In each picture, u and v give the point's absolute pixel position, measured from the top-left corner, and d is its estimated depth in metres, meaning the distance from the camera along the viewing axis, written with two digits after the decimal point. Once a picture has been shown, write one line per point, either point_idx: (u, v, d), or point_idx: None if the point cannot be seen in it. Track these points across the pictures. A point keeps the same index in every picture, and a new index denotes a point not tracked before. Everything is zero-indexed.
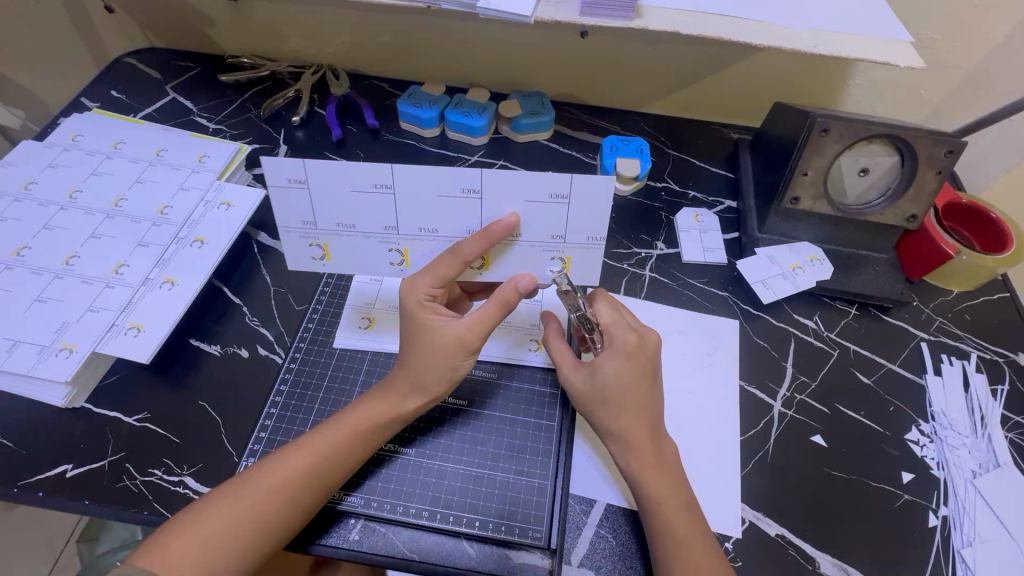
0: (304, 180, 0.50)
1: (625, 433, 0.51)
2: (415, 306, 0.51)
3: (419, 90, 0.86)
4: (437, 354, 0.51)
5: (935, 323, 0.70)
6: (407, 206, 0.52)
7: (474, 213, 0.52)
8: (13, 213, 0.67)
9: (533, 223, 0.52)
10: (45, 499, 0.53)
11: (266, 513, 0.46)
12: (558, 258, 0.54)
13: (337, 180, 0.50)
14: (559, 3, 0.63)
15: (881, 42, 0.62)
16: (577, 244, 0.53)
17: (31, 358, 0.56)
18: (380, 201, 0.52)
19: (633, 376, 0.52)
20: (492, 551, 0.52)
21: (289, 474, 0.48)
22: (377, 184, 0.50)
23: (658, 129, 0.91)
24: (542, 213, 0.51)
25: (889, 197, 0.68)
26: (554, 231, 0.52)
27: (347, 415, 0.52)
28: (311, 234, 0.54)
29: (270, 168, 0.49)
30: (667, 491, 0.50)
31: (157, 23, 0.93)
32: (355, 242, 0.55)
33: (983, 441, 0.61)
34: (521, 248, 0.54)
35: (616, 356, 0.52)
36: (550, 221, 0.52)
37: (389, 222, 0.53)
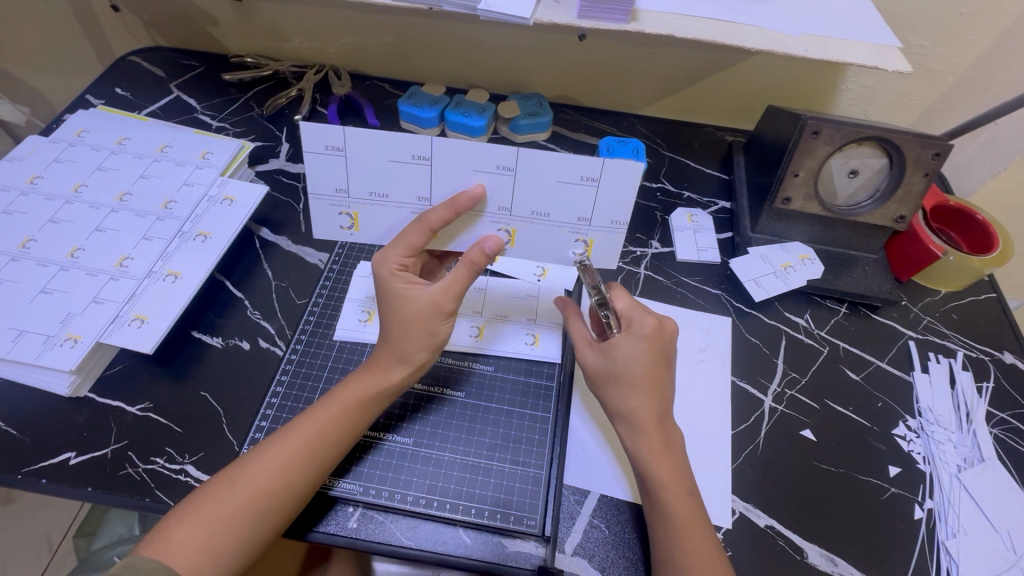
0: (341, 148, 0.52)
1: (634, 415, 0.53)
2: (388, 275, 0.53)
3: (420, 91, 0.87)
4: (413, 320, 0.53)
5: (923, 322, 0.72)
6: (440, 181, 0.54)
7: (506, 192, 0.54)
8: (19, 207, 0.68)
9: (563, 204, 0.54)
10: (48, 486, 0.54)
11: (265, 498, 0.47)
12: (580, 240, 0.57)
13: (374, 151, 0.52)
14: (557, 6, 0.65)
15: (870, 47, 0.64)
16: (603, 227, 0.56)
17: (36, 348, 0.57)
18: (412, 172, 0.53)
19: (648, 358, 0.53)
20: (488, 539, 0.53)
21: (287, 459, 0.49)
22: (414, 155, 0.52)
23: (654, 131, 0.92)
24: (572, 194, 0.54)
25: (878, 199, 0.69)
26: (582, 214, 0.55)
27: (342, 400, 0.53)
28: (344, 202, 0.56)
29: (310, 132, 0.51)
30: (673, 475, 0.51)
31: (161, 22, 0.94)
32: (384, 211, 0.56)
33: (968, 436, 0.63)
34: (488, 221, 0.56)
35: (634, 337, 0.54)
36: (579, 203, 0.54)
37: (422, 194, 0.55)
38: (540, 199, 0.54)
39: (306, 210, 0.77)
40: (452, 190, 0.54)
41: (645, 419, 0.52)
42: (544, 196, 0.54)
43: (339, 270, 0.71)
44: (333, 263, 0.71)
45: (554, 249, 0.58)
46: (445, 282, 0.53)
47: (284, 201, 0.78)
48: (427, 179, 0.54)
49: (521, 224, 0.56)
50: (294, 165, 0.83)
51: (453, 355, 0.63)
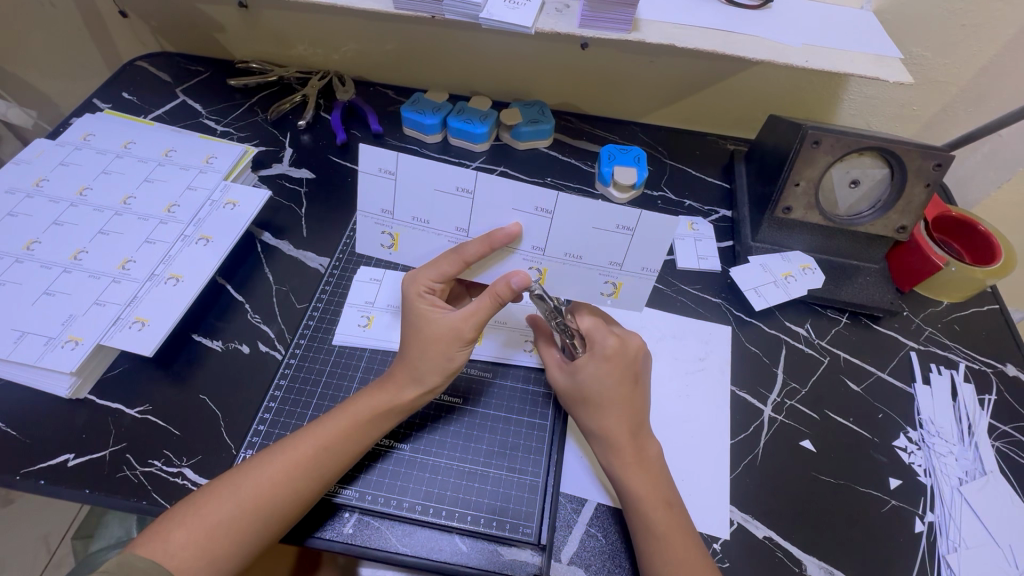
0: (393, 172, 0.52)
1: (605, 433, 0.54)
2: (415, 297, 0.55)
3: (423, 98, 0.88)
4: (432, 345, 0.53)
5: (925, 333, 0.71)
6: (481, 214, 0.53)
7: (541, 233, 0.53)
8: (24, 209, 0.68)
9: (596, 248, 0.54)
10: (46, 487, 0.54)
11: (264, 503, 0.47)
12: (609, 283, 0.56)
13: (423, 178, 0.52)
14: (558, 16, 0.65)
15: (871, 58, 0.64)
16: (632, 274, 0.55)
17: (37, 349, 0.57)
18: (457, 203, 0.53)
19: (613, 378, 0.54)
20: (483, 546, 0.53)
21: (286, 463, 0.49)
22: (459, 187, 0.52)
23: (656, 139, 0.92)
24: (606, 240, 0.53)
25: (879, 209, 0.69)
26: (613, 258, 0.54)
27: (345, 408, 0.53)
28: (386, 223, 0.56)
29: (366, 154, 0.52)
30: (649, 488, 0.51)
31: (169, 28, 0.95)
32: (425, 237, 0.56)
33: (970, 449, 0.62)
34: (518, 257, 0.55)
35: (597, 359, 0.55)
36: (610, 250, 0.54)
37: (462, 224, 0.54)
38: (573, 242, 0.53)
39: (308, 215, 0.78)
40: (491, 225, 0.54)
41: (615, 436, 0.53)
42: (579, 238, 0.53)
43: (339, 275, 0.71)
44: (333, 267, 0.71)
45: (581, 290, 0.57)
46: (469, 310, 0.53)
47: (286, 206, 0.79)
48: (467, 211, 0.53)
49: (552, 263, 0.55)
50: (298, 170, 0.83)
51: (467, 366, 0.63)
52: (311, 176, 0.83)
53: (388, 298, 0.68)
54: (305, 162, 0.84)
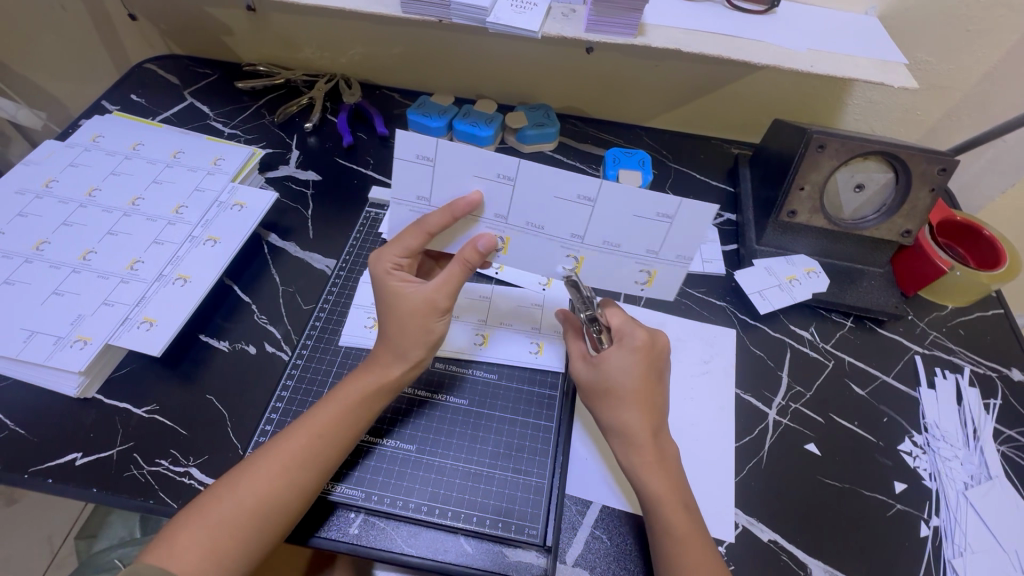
0: (432, 158, 0.51)
1: (626, 430, 0.53)
2: (383, 275, 0.55)
3: (428, 100, 0.88)
4: (409, 318, 0.53)
5: (930, 337, 0.71)
6: (520, 201, 0.53)
7: (580, 220, 0.54)
8: (34, 210, 0.69)
9: (633, 236, 0.54)
10: (54, 486, 0.55)
11: (268, 502, 0.48)
12: (644, 271, 0.57)
13: (462, 165, 0.51)
14: (564, 20, 0.66)
15: (875, 63, 0.64)
16: (668, 262, 0.56)
17: (47, 348, 0.58)
18: (496, 191, 0.53)
19: (639, 371, 0.54)
20: (489, 548, 0.53)
21: (288, 461, 0.49)
22: (499, 175, 0.52)
23: (661, 143, 0.93)
24: (644, 229, 0.53)
25: (884, 213, 0.69)
26: (650, 247, 0.55)
27: (337, 398, 0.53)
28: (422, 209, 0.56)
29: (404, 140, 0.51)
30: (668, 490, 0.51)
31: (177, 31, 0.96)
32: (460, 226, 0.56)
33: (976, 453, 0.62)
34: (556, 246, 0.56)
35: (625, 351, 0.54)
36: (647, 238, 0.54)
37: (499, 211, 0.54)
38: (611, 228, 0.54)
39: (314, 216, 0.78)
40: (529, 212, 0.54)
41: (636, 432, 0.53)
42: (618, 227, 0.54)
43: (346, 276, 0.71)
44: (340, 268, 0.72)
45: (615, 278, 0.58)
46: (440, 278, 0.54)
47: (293, 208, 0.79)
48: (507, 198, 0.53)
49: (589, 251, 0.56)
50: (304, 172, 0.84)
51: (473, 367, 0.63)
52: (318, 178, 0.83)
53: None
54: (312, 164, 0.85)
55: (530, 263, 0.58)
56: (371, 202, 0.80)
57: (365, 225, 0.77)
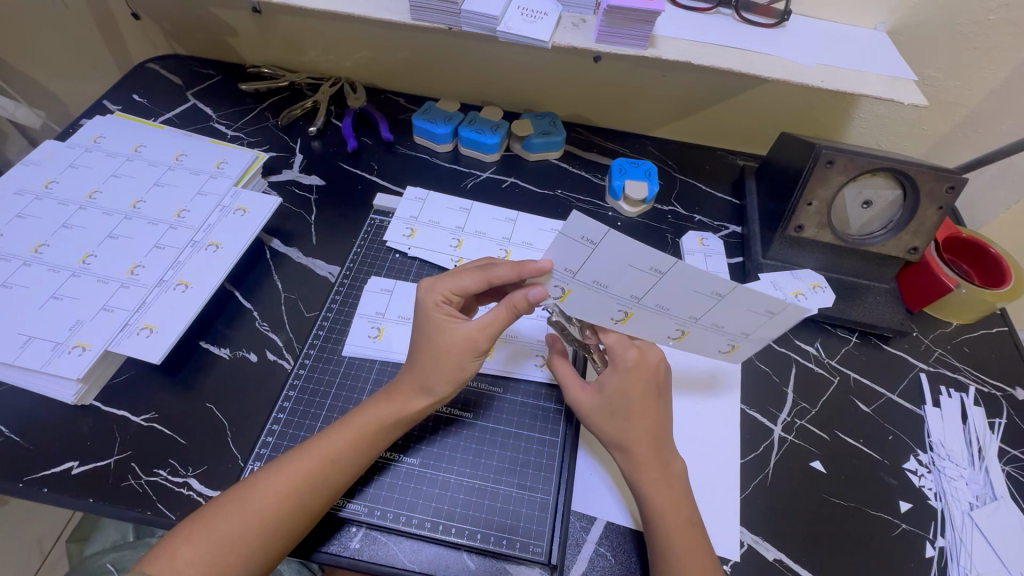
0: (595, 242, 0.48)
1: (632, 449, 0.53)
2: (431, 306, 0.55)
3: (435, 107, 0.88)
4: (447, 356, 0.53)
5: (934, 355, 0.71)
6: (663, 290, 0.52)
7: (704, 308, 0.54)
8: (33, 211, 0.68)
9: (738, 320, 0.55)
10: (49, 495, 0.54)
11: (271, 519, 0.47)
12: (729, 345, 0.58)
13: (622, 255, 0.49)
14: (575, 30, 0.65)
15: (885, 79, 0.64)
16: (754, 340, 0.57)
17: (44, 354, 0.57)
18: (643, 278, 0.51)
19: (636, 391, 0.54)
20: (490, 565, 0.53)
21: (296, 480, 0.48)
22: (652, 266, 0.50)
23: (667, 153, 0.92)
24: (748, 317, 0.54)
25: (892, 229, 0.69)
26: (745, 329, 0.56)
27: (351, 422, 0.52)
28: (563, 279, 0.52)
29: (576, 222, 0.47)
30: (672, 506, 0.51)
31: (181, 31, 0.95)
32: (594, 298, 0.54)
33: (980, 473, 0.62)
34: (671, 323, 0.56)
35: (620, 373, 0.55)
36: (747, 323, 0.55)
37: (636, 293, 0.53)
38: (723, 315, 0.54)
39: (318, 222, 0.78)
40: (666, 298, 0.53)
41: (640, 443, 0.53)
42: (730, 315, 0.54)
43: (349, 284, 0.70)
44: (343, 276, 0.71)
45: (703, 348, 0.60)
46: (486, 320, 0.53)
47: (296, 213, 0.78)
48: (651, 286, 0.52)
49: (697, 328, 0.57)
50: (308, 177, 0.83)
51: (476, 380, 0.62)
52: (322, 183, 0.82)
53: (398, 310, 0.68)
54: (316, 169, 0.84)
55: (644, 333, 0.57)
56: (376, 209, 0.79)
57: (369, 232, 0.76)
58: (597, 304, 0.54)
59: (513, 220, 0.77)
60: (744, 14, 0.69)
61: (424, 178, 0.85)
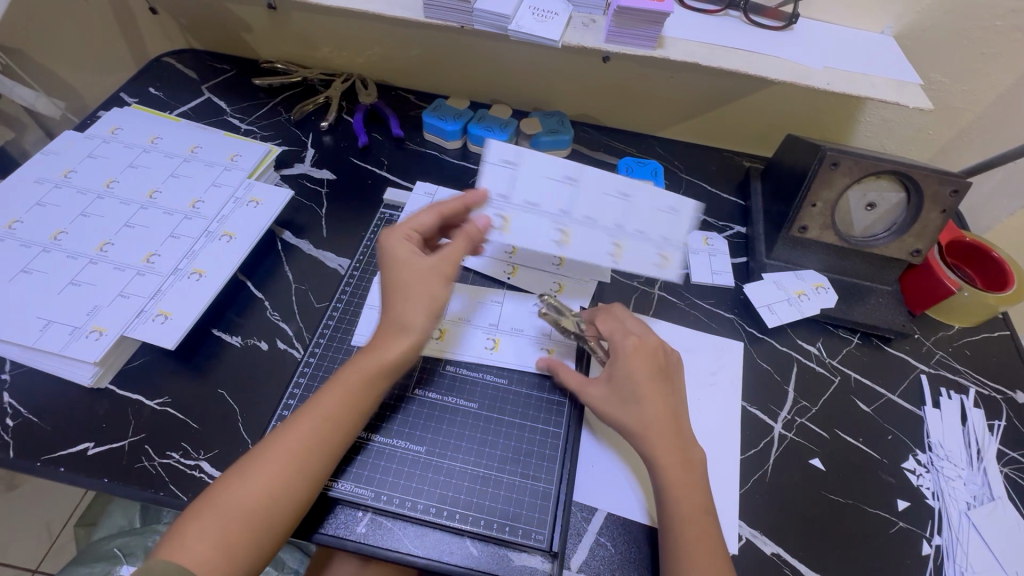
0: (566, 180, 0.66)
1: (647, 438, 0.54)
2: (394, 241, 0.58)
3: (444, 104, 0.90)
4: (416, 284, 0.55)
5: (936, 357, 0.72)
6: (631, 213, 0.65)
7: (671, 227, 0.65)
8: (52, 199, 0.70)
9: (684, 219, 0.65)
10: (66, 475, 0.55)
11: (271, 492, 0.48)
12: (663, 257, 0.63)
13: (590, 187, 0.66)
14: (585, 30, 0.66)
15: (891, 83, 0.65)
16: (677, 249, 0.64)
17: (63, 338, 0.59)
18: (610, 204, 0.65)
19: (643, 373, 0.56)
20: (493, 551, 0.54)
21: (294, 449, 0.50)
22: (616, 192, 0.66)
23: (673, 153, 0.93)
24: (662, 219, 0.65)
25: (895, 231, 0.70)
26: (689, 236, 0.66)
27: (336, 381, 0.54)
28: (560, 220, 0.64)
29: (536, 165, 0.66)
30: (687, 493, 0.52)
31: (197, 27, 0.97)
32: (593, 233, 0.64)
33: (979, 474, 0.63)
34: (652, 249, 0.64)
35: (626, 356, 0.57)
36: (686, 225, 0.65)
37: (614, 219, 0.64)
38: (675, 232, 0.65)
39: (329, 215, 0.79)
40: (640, 221, 0.65)
41: (652, 428, 0.54)
42: (681, 225, 0.65)
43: (359, 276, 0.72)
44: (353, 269, 0.72)
45: (646, 271, 0.63)
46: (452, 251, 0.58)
47: (307, 206, 0.80)
48: (620, 210, 0.65)
49: (672, 252, 0.64)
50: (319, 171, 0.84)
51: (486, 373, 0.64)
52: (332, 177, 0.84)
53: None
54: (327, 164, 0.85)
55: (640, 270, 0.63)
56: (386, 203, 0.80)
57: (378, 225, 0.77)
58: (594, 236, 0.64)
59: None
60: (752, 16, 0.70)
61: (432, 174, 0.86)
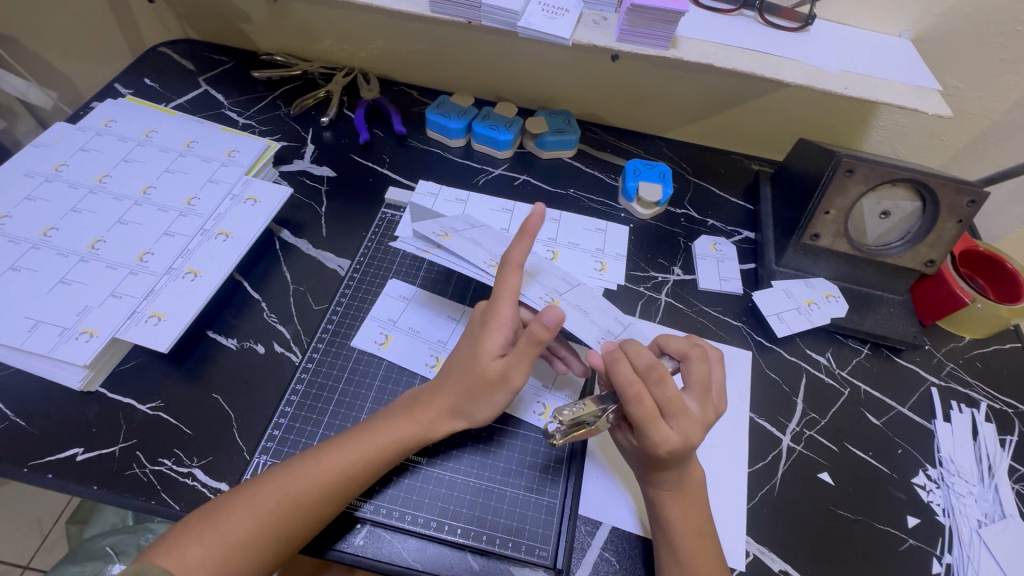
0: (507, 209, 0.79)
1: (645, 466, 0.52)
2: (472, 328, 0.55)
3: (448, 101, 0.87)
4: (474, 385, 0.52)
5: (947, 369, 0.70)
6: (568, 231, 0.78)
7: (601, 241, 0.78)
8: (43, 193, 0.67)
9: (616, 238, 0.78)
10: (54, 481, 0.53)
11: (281, 527, 0.47)
12: (599, 262, 0.75)
13: (528, 214, 0.79)
14: (596, 28, 0.64)
15: (910, 88, 0.63)
16: (613, 258, 0.76)
17: (52, 339, 0.57)
18: (547, 225, 0.78)
19: (660, 466, 0.50)
20: (495, 566, 0.52)
21: (308, 489, 0.48)
22: (551, 217, 0.79)
23: (681, 155, 0.91)
24: (595, 235, 0.78)
25: (910, 240, 0.68)
26: (617, 250, 0.77)
27: (375, 433, 0.52)
28: (503, 235, 0.76)
29: (486, 202, 0.79)
30: (685, 516, 0.51)
31: (195, 16, 0.94)
32: (529, 245, 0.75)
33: (990, 490, 0.62)
34: (587, 256, 0.76)
35: (650, 457, 0.50)
36: (617, 241, 0.78)
37: (551, 236, 0.77)
38: (612, 243, 0.78)
39: (328, 214, 0.77)
40: (573, 237, 0.77)
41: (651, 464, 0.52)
42: (616, 242, 0.78)
43: (360, 279, 0.70)
44: (354, 271, 0.71)
45: (582, 272, 0.74)
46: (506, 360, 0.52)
47: (307, 205, 0.78)
48: (555, 229, 0.78)
49: (609, 259, 0.76)
50: (319, 168, 0.82)
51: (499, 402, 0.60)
52: (333, 174, 0.82)
53: (410, 320, 0.67)
54: (327, 160, 0.83)
55: (575, 270, 0.74)
56: (388, 203, 0.78)
57: (380, 226, 0.76)
58: (528, 246, 0.75)
59: (511, 210, 0.79)
60: (767, 16, 0.68)
61: (435, 173, 0.84)
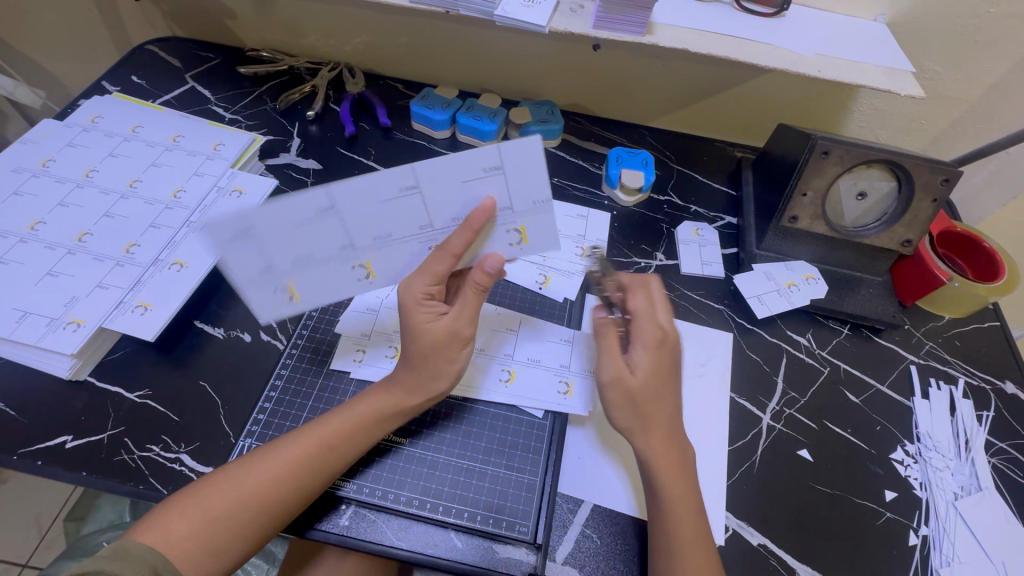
0: None
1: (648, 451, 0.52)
2: (413, 304, 0.52)
3: (433, 93, 0.88)
4: (430, 353, 0.52)
5: (925, 347, 0.71)
6: None
7: (582, 227, 0.78)
8: (30, 188, 0.68)
9: (597, 225, 0.79)
10: (43, 468, 0.54)
11: (263, 502, 0.48)
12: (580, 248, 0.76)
13: None
14: (573, 16, 0.65)
15: (883, 70, 0.64)
16: (595, 243, 0.77)
17: (39, 330, 0.57)
18: None
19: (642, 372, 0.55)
20: (477, 543, 0.53)
21: (318, 447, 0.50)
22: None
23: (664, 143, 0.92)
24: (575, 222, 0.79)
25: (886, 222, 0.69)
26: (597, 236, 0.78)
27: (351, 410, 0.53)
28: None
29: None
30: (677, 494, 0.51)
31: (182, 14, 0.95)
32: None
33: (967, 464, 0.63)
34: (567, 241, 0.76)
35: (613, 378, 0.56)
36: (598, 227, 0.79)
37: None
38: (595, 228, 0.79)
39: None
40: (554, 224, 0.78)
41: (654, 442, 0.52)
42: (597, 229, 0.79)
43: None
44: None
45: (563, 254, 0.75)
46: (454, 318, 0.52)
47: None
48: None
49: (589, 244, 0.77)
50: (304, 161, 0.83)
51: (492, 407, 0.60)
52: (319, 167, 0.83)
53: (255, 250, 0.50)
54: (313, 153, 0.84)
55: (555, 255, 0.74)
56: None
57: None
58: None
59: None
60: (744, 2, 0.68)
61: (421, 164, 0.85)
